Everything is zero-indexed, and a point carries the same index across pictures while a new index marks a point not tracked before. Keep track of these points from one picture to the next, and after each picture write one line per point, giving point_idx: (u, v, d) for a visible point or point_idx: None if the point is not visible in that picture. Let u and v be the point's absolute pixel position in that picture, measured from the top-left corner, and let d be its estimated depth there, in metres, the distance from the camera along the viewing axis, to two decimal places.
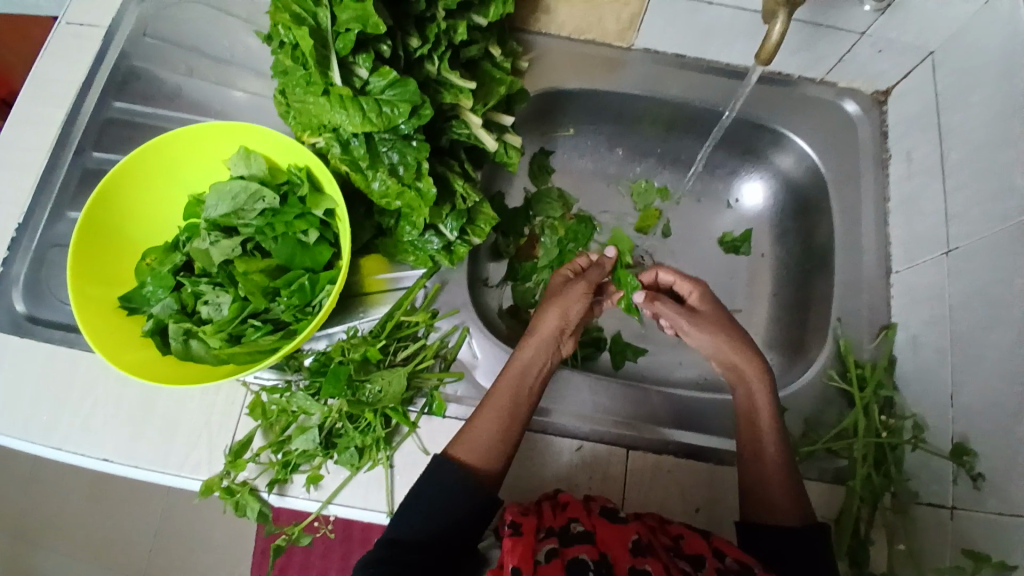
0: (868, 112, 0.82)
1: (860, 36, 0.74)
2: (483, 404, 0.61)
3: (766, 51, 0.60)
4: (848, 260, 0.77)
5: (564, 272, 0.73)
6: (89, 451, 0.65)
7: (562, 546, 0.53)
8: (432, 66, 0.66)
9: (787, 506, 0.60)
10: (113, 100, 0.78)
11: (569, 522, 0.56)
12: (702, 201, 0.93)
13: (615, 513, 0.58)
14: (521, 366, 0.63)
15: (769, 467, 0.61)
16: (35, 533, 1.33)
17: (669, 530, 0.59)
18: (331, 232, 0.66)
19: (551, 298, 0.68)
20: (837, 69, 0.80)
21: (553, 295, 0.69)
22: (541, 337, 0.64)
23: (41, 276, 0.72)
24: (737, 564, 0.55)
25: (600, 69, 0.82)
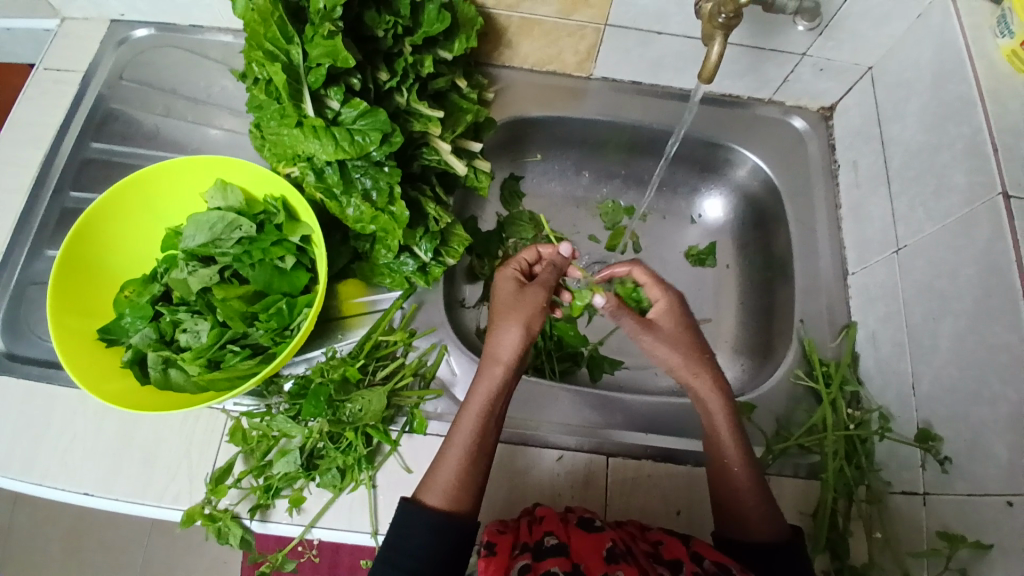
0: (815, 127, 0.88)
1: (802, 57, 0.79)
2: (445, 443, 0.60)
3: (707, 71, 0.63)
4: (806, 265, 0.81)
5: (511, 273, 0.69)
6: (68, 486, 0.64)
7: (537, 560, 0.54)
8: (401, 97, 0.70)
9: (764, 514, 0.61)
10: (92, 141, 0.80)
11: (543, 536, 0.56)
12: (668, 218, 0.97)
13: (590, 523, 0.59)
14: (482, 395, 0.61)
15: (740, 482, 0.62)
16: None
17: (648, 537, 0.61)
18: (309, 257, 0.68)
19: (503, 316, 0.64)
20: (784, 89, 0.86)
21: (502, 310, 0.65)
22: (501, 359, 0.62)
23: (20, 313, 0.72)
24: (715, 565, 0.56)
25: (562, 97, 0.87)
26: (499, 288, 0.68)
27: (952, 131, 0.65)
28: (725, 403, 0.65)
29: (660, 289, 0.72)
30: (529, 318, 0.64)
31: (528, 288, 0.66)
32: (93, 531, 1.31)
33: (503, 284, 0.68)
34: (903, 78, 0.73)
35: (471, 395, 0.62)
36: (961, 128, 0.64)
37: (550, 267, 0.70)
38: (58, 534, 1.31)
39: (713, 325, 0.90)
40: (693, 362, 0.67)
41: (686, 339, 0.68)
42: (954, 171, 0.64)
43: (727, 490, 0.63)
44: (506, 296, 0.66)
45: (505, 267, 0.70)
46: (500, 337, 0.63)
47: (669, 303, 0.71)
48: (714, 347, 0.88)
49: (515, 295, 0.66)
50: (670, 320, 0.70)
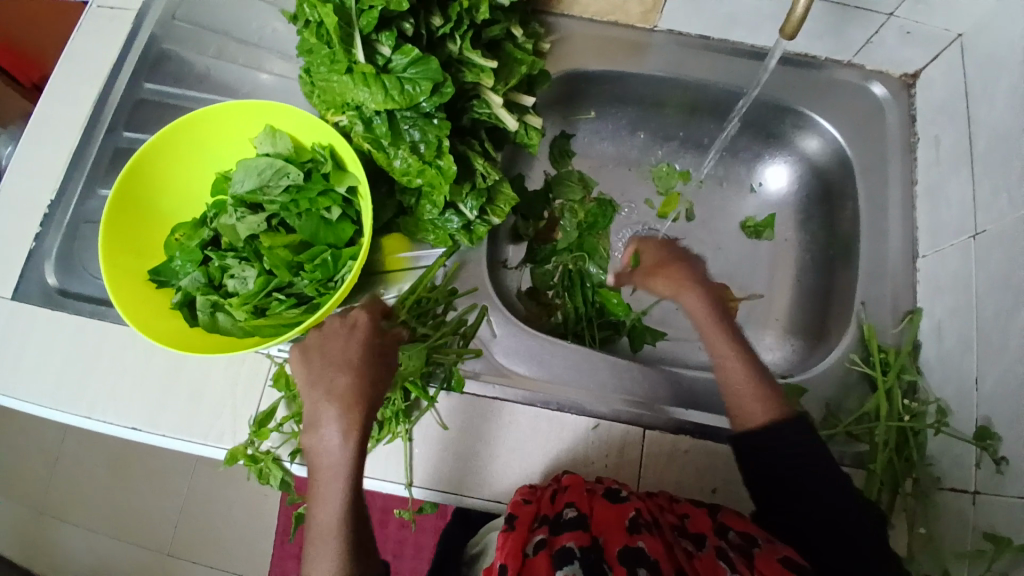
0: (896, 96, 0.80)
1: (888, 18, 0.72)
2: (314, 515, 0.57)
3: (790, 26, 0.58)
4: (874, 244, 0.76)
5: (337, 322, 0.63)
6: (117, 419, 0.67)
7: (552, 535, 0.53)
8: (454, 45, 0.66)
9: (754, 396, 0.64)
10: (145, 81, 0.80)
11: (563, 508, 0.56)
12: (725, 185, 0.92)
13: (615, 493, 0.58)
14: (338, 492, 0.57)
15: (746, 398, 0.64)
16: (59, 509, 1.39)
17: (675, 509, 0.60)
18: (354, 210, 0.67)
19: (308, 370, 0.61)
20: (864, 52, 0.79)
21: (303, 367, 0.61)
22: (346, 462, 0.57)
23: (74, 249, 0.75)
24: (740, 537, 0.56)
25: (622, 51, 0.82)
26: (323, 340, 0.62)
27: None
28: (726, 328, 0.71)
29: (659, 245, 0.80)
30: (336, 374, 0.59)
31: (345, 331, 0.62)
32: (142, 458, 1.39)
33: (330, 332, 0.62)
34: (997, 49, 0.66)
35: (315, 467, 0.58)
36: None
37: (367, 310, 0.65)
38: (113, 457, 1.40)
39: (764, 302, 0.86)
40: (695, 291, 0.74)
41: (693, 280, 0.76)
42: None
43: (729, 388, 0.66)
44: (310, 351, 0.61)
45: (336, 314, 0.64)
46: (321, 431, 0.58)
47: (671, 251, 0.79)
48: (763, 325, 0.85)
49: (323, 351, 0.61)
50: (675, 263, 0.77)
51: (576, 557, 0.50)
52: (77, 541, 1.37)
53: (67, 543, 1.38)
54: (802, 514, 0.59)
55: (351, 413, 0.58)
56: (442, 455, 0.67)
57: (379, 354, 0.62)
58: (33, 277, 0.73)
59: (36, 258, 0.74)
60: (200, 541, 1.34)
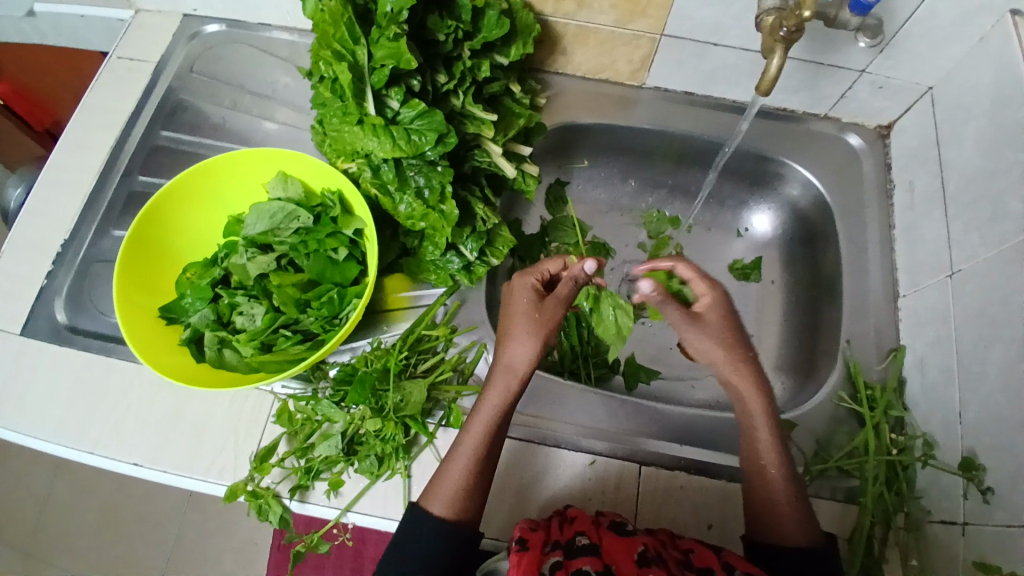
0: (871, 145, 0.86)
1: (860, 74, 0.78)
2: (453, 450, 0.62)
3: (765, 83, 0.63)
4: (856, 284, 0.79)
5: (530, 278, 0.69)
6: (120, 455, 0.68)
7: (567, 559, 0.56)
8: (457, 100, 0.71)
9: (793, 518, 0.61)
10: (160, 129, 0.85)
11: (574, 535, 0.58)
12: (712, 230, 0.97)
13: (622, 526, 0.61)
14: (493, 403, 0.63)
15: (776, 492, 0.62)
16: (43, 557, 1.36)
17: (678, 544, 0.61)
18: (359, 250, 0.71)
19: (516, 323, 0.66)
20: (839, 105, 0.85)
21: (516, 316, 0.66)
22: (519, 375, 0.64)
23: (83, 288, 0.77)
24: None
25: (613, 106, 0.88)
26: (516, 295, 0.68)
27: (1010, 157, 0.63)
28: (765, 405, 0.65)
29: (707, 285, 0.72)
30: (545, 334, 0.65)
31: (548, 301, 0.67)
32: (132, 502, 1.37)
33: (521, 293, 0.68)
34: (961, 102, 0.71)
35: (480, 405, 0.63)
36: (1020, 154, 0.62)
37: (571, 281, 0.69)
38: (102, 502, 1.38)
39: (753, 341, 0.89)
40: (738, 360, 0.68)
41: (733, 337, 0.70)
42: (1011, 197, 0.62)
43: (763, 490, 0.63)
44: (524, 300, 0.67)
45: (526, 274, 0.70)
46: (512, 350, 0.64)
47: (713, 301, 0.72)
48: None
49: (512, 298, 0.68)
50: (714, 316, 0.71)
51: None
52: None
53: None
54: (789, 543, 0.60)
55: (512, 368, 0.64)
56: None
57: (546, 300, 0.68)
58: (43, 314, 0.75)
59: (46, 295, 0.76)
60: None
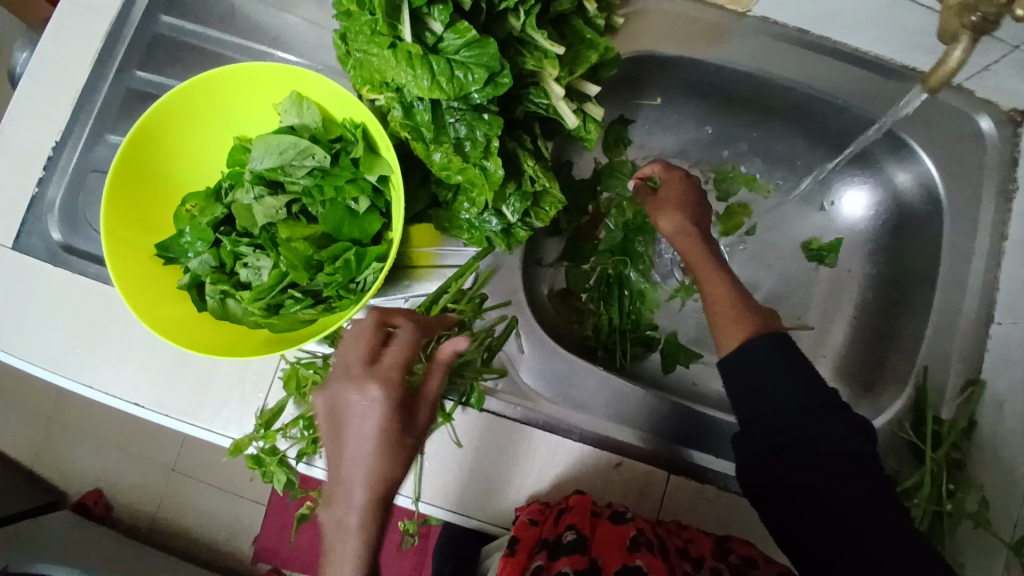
0: (1001, 130, 0.69)
1: (1011, 49, 0.60)
2: None
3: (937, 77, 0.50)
4: (948, 300, 0.69)
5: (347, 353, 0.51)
6: (118, 394, 0.64)
7: (550, 560, 0.58)
8: (516, 21, 0.56)
9: (722, 325, 0.60)
10: (161, 14, 0.70)
11: (563, 530, 0.58)
12: (794, 197, 0.83)
13: (622, 515, 0.59)
14: (342, 558, 0.46)
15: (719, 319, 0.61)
16: (64, 421, 1.42)
17: (681, 532, 0.60)
18: (383, 201, 0.60)
19: (335, 439, 0.48)
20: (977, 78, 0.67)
21: (334, 425, 0.49)
22: (370, 501, 0.47)
23: (78, 202, 0.69)
24: (741, 560, 0.58)
25: (703, 39, 0.70)
26: (335, 398, 0.49)
27: None
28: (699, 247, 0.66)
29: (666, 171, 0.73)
30: (370, 446, 0.47)
31: (365, 392, 0.48)
32: None
33: (335, 391, 0.49)
34: None
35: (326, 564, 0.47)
36: None
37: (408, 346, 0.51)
38: None
39: (813, 335, 0.80)
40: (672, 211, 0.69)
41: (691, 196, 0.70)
42: None
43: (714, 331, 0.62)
44: (334, 401, 0.49)
45: (346, 369, 0.49)
46: (338, 473, 0.48)
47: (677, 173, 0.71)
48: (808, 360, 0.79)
49: (344, 387, 0.49)
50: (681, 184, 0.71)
51: None
52: (82, 451, 1.41)
53: (73, 453, 1.41)
54: (824, 540, 0.51)
55: (386, 466, 0.48)
56: (453, 471, 0.63)
57: (361, 391, 0.48)
58: (35, 229, 0.67)
59: (37, 209, 0.68)
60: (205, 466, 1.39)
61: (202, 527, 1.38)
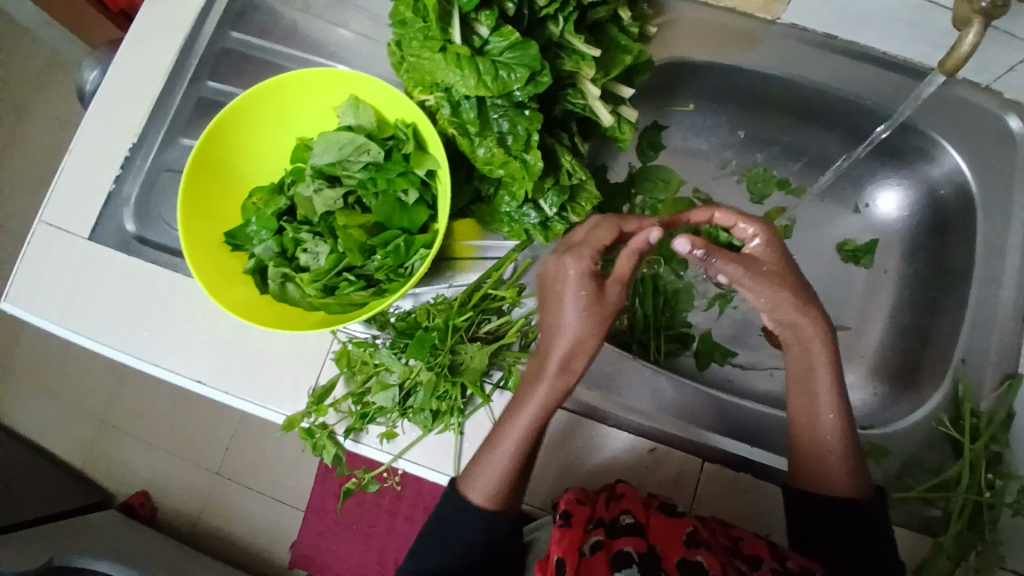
0: None
1: None
2: (493, 432, 0.59)
3: (952, 61, 0.57)
4: (984, 296, 0.69)
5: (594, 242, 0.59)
6: (181, 371, 0.70)
7: (609, 539, 0.53)
8: (556, 27, 0.61)
9: (842, 479, 0.58)
10: (230, 31, 0.78)
11: (620, 513, 0.56)
12: (826, 201, 0.85)
13: (671, 509, 0.58)
14: (535, 407, 0.56)
15: (830, 458, 0.59)
16: (120, 420, 1.49)
17: (729, 534, 0.58)
18: (431, 193, 0.65)
19: (549, 302, 0.58)
20: (1005, 79, 0.68)
21: (549, 289, 0.58)
22: (570, 370, 0.56)
23: (149, 199, 0.76)
24: (798, 566, 0.54)
25: (734, 44, 0.73)
26: (567, 270, 0.57)
27: None
28: (828, 348, 0.58)
29: (755, 224, 0.60)
30: (599, 324, 0.56)
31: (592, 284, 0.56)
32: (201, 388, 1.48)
33: (568, 265, 0.57)
34: None
35: (518, 410, 0.57)
36: None
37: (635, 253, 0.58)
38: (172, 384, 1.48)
39: (849, 335, 0.80)
40: (790, 290, 0.57)
41: (787, 274, 0.58)
42: None
43: (814, 449, 0.60)
44: (553, 274, 0.58)
45: (581, 252, 0.57)
46: (557, 327, 0.56)
47: (764, 231, 0.59)
48: (845, 359, 0.79)
49: (574, 265, 0.57)
50: (769, 256, 0.59)
51: (634, 561, 0.51)
52: (137, 449, 1.48)
53: (128, 452, 1.49)
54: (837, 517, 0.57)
55: (597, 328, 0.56)
56: None
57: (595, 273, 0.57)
58: (111, 222, 0.75)
59: (115, 203, 0.75)
60: (248, 468, 1.44)
61: (243, 529, 1.42)
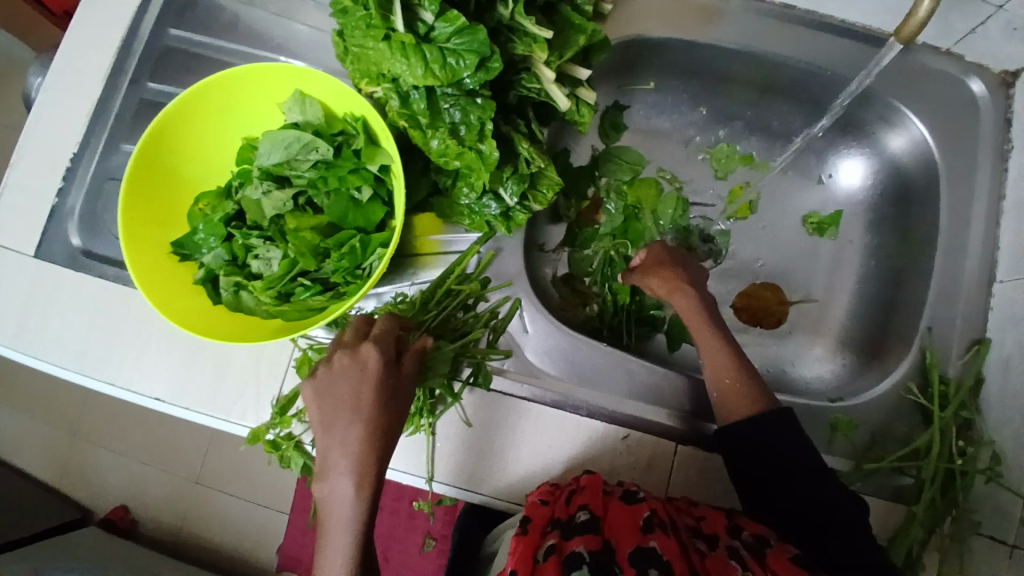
0: (993, 94, 0.71)
1: (995, 10, 0.62)
2: (318, 539, 0.53)
3: (909, 28, 0.56)
4: (950, 263, 0.69)
5: (336, 351, 0.55)
6: (138, 389, 0.67)
7: (562, 541, 0.52)
8: (505, 9, 0.58)
9: (733, 397, 0.62)
10: (170, 27, 0.74)
11: (575, 511, 0.54)
12: (790, 173, 0.84)
13: (632, 494, 0.56)
14: (338, 507, 0.53)
15: (718, 379, 0.63)
16: (92, 432, 1.45)
17: (692, 511, 0.58)
18: (386, 189, 0.63)
19: (320, 392, 0.54)
20: (965, 42, 0.68)
21: (321, 386, 0.54)
22: (354, 466, 0.52)
23: (97, 208, 0.72)
24: (754, 538, 0.55)
25: (694, 18, 0.71)
26: (338, 354, 0.55)
27: None
28: (702, 310, 0.67)
29: (649, 247, 0.74)
30: (360, 409, 0.53)
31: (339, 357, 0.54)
32: None
33: (344, 339, 0.56)
34: None
35: (328, 502, 0.53)
36: None
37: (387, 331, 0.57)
38: None
39: (817, 307, 0.81)
40: (677, 283, 0.70)
41: (679, 276, 0.70)
42: None
43: (707, 381, 0.65)
44: (340, 366, 0.54)
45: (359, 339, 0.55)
46: (330, 434, 0.53)
47: (656, 251, 0.73)
48: (814, 333, 0.80)
49: (331, 383, 0.54)
50: (666, 270, 0.71)
51: (585, 561, 0.49)
52: (111, 462, 1.44)
53: (101, 465, 1.45)
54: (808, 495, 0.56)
55: (371, 419, 0.53)
56: (463, 450, 0.65)
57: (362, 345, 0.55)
58: (56, 237, 0.70)
59: (59, 216, 0.71)
60: (226, 474, 1.41)
61: (225, 537, 1.40)
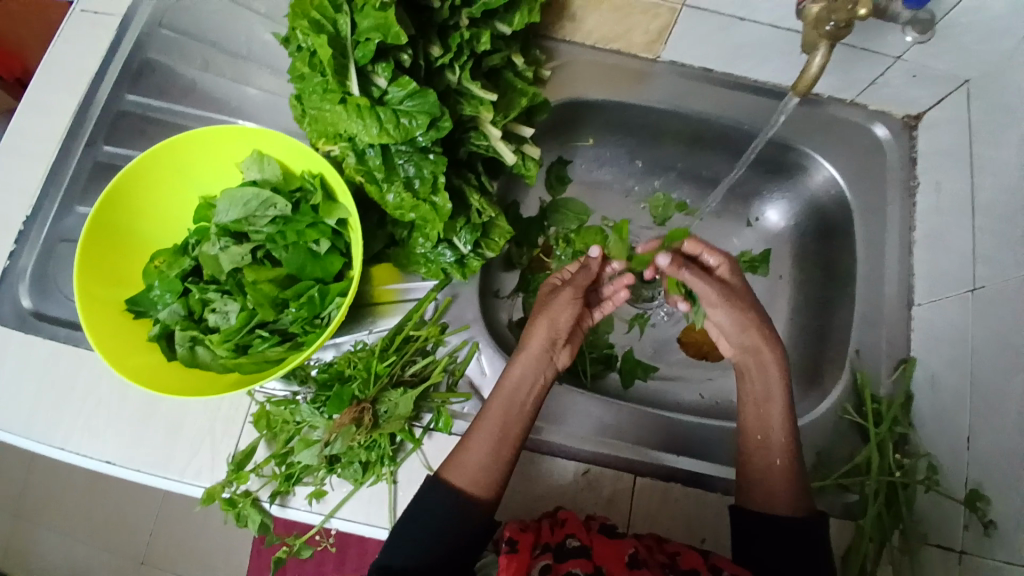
0: (897, 137, 0.80)
1: (894, 61, 0.70)
2: (474, 428, 0.60)
3: (806, 82, 0.62)
4: (870, 290, 0.75)
5: (553, 280, 0.71)
6: (87, 452, 0.64)
7: (557, 562, 0.54)
8: (452, 75, 0.64)
9: (782, 492, 0.61)
10: (127, 93, 0.76)
11: (565, 537, 0.56)
12: (723, 217, 0.92)
13: (612, 530, 0.59)
14: (514, 376, 0.62)
15: (773, 474, 0.62)
16: (30, 512, 1.36)
17: (664, 547, 0.58)
18: (343, 241, 0.65)
19: (539, 311, 0.66)
20: (868, 92, 0.77)
21: (541, 307, 0.67)
22: (544, 353, 0.63)
23: (48, 270, 0.71)
24: None
25: (626, 81, 0.79)
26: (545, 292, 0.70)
27: None
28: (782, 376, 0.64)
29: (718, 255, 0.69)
30: (570, 314, 0.65)
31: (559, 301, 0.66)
32: None
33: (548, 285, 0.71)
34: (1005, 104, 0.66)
35: (503, 383, 0.62)
36: None
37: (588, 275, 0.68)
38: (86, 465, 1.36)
39: None
40: (742, 309, 0.66)
41: (745, 299, 0.67)
42: None
43: (761, 467, 0.62)
44: (547, 296, 0.69)
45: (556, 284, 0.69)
46: (541, 321, 0.65)
47: (730, 266, 0.69)
48: None
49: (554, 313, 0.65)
50: (732, 277, 0.69)
51: None
52: (48, 545, 1.34)
53: (38, 549, 1.34)
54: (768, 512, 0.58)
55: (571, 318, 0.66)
56: None
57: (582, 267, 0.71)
58: (7, 298, 0.70)
59: (10, 278, 0.70)
60: (176, 550, 1.32)
61: None
